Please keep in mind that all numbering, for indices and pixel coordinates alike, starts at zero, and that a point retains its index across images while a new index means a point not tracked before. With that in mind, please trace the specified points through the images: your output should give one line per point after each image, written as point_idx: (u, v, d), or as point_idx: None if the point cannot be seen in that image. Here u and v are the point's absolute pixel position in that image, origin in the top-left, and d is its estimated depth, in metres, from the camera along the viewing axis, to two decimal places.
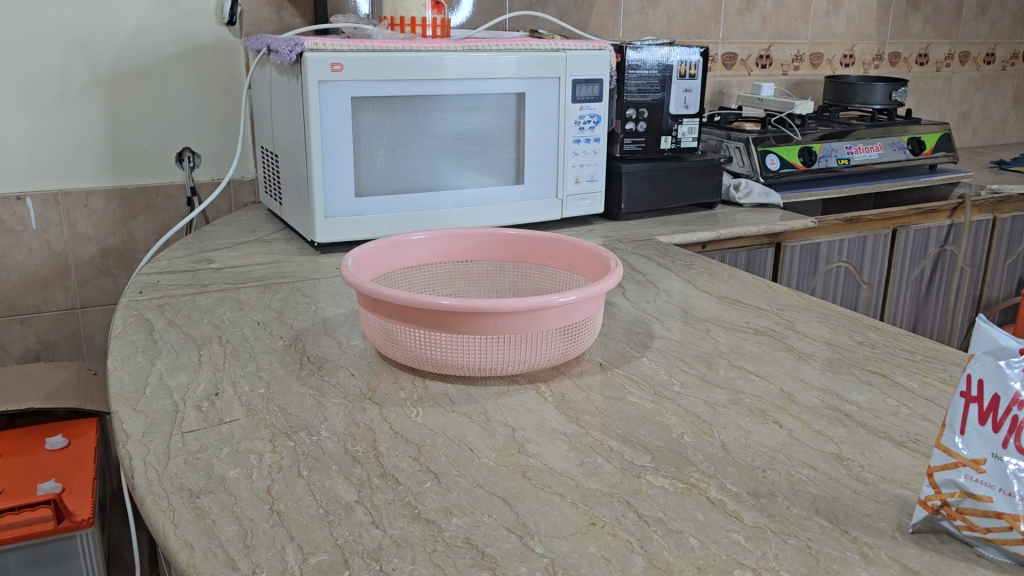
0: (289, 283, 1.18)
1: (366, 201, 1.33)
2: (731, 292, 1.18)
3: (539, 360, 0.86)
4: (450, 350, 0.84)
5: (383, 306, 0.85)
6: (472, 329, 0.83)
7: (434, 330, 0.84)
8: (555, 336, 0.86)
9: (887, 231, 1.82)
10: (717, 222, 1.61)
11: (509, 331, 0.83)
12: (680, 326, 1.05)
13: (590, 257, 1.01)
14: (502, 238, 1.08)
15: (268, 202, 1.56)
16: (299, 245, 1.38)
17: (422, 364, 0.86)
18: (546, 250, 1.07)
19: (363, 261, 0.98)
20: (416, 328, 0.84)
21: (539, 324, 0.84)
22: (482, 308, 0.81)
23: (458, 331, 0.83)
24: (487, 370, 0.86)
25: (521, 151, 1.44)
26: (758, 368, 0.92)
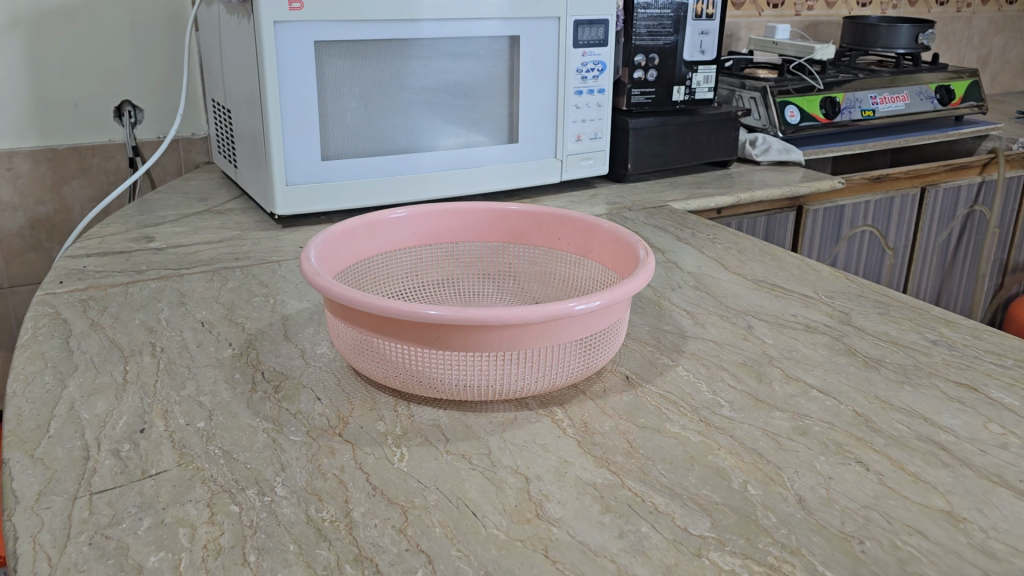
0: (243, 268, 0.99)
1: (335, 165, 1.13)
2: (767, 273, 1.00)
3: (553, 380, 0.68)
4: (444, 369, 0.66)
5: (356, 314, 0.66)
6: (471, 344, 0.65)
7: (422, 346, 0.65)
8: (574, 348, 0.68)
9: (914, 190, 1.66)
10: (734, 185, 1.43)
11: (517, 347, 0.65)
12: (714, 321, 0.87)
13: (609, 240, 0.83)
14: (500, 215, 0.90)
15: (222, 163, 1.36)
16: (257, 218, 1.18)
17: (408, 386, 0.68)
18: (553, 228, 0.88)
19: (330, 247, 0.79)
20: (399, 343, 0.66)
21: (556, 336, 0.66)
22: (485, 319, 0.62)
23: (453, 347, 0.65)
24: (490, 394, 0.68)
25: (515, 104, 1.24)
26: (820, 381, 0.75)
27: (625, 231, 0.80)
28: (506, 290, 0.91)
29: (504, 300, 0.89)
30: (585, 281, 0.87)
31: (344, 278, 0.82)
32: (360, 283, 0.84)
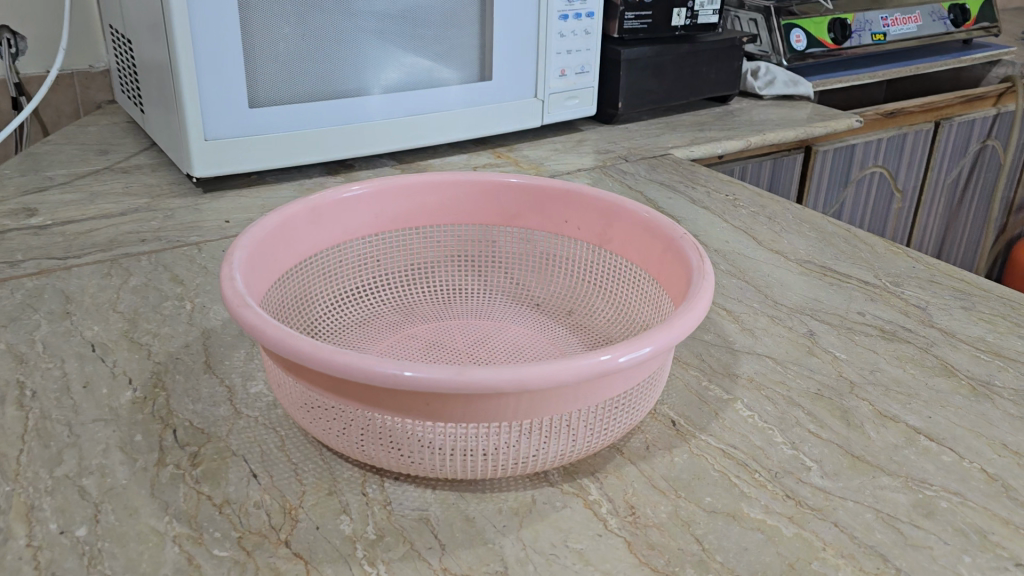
0: (152, 256, 0.76)
1: (267, 113, 0.90)
2: (811, 250, 0.82)
3: (583, 446, 0.49)
4: (433, 441, 0.47)
5: (303, 368, 0.46)
6: (473, 413, 0.45)
7: (402, 414, 0.46)
8: (614, 401, 0.49)
9: (928, 125, 1.47)
10: (739, 125, 1.23)
11: (537, 413, 0.46)
12: (765, 326, 0.68)
13: (635, 227, 0.64)
14: (487, 189, 0.69)
15: (127, 105, 1.10)
16: (171, 178, 0.94)
17: (382, 460, 0.49)
18: (557, 207, 0.69)
19: (264, 247, 0.58)
20: (369, 409, 0.46)
21: (591, 394, 0.47)
22: (497, 387, 0.42)
23: (447, 417, 0.45)
24: (498, 470, 0.48)
25: (488, 32, 1.01)
26: (926, 422, 0.58)
27: (661, 219, 0.61)
28: (494, 284, 0.72)
29: (495, 300, 0.70)
30: (599, 277, 0.68)
31: (282, 285, 0.62)
32: (304, 287, 0.64)
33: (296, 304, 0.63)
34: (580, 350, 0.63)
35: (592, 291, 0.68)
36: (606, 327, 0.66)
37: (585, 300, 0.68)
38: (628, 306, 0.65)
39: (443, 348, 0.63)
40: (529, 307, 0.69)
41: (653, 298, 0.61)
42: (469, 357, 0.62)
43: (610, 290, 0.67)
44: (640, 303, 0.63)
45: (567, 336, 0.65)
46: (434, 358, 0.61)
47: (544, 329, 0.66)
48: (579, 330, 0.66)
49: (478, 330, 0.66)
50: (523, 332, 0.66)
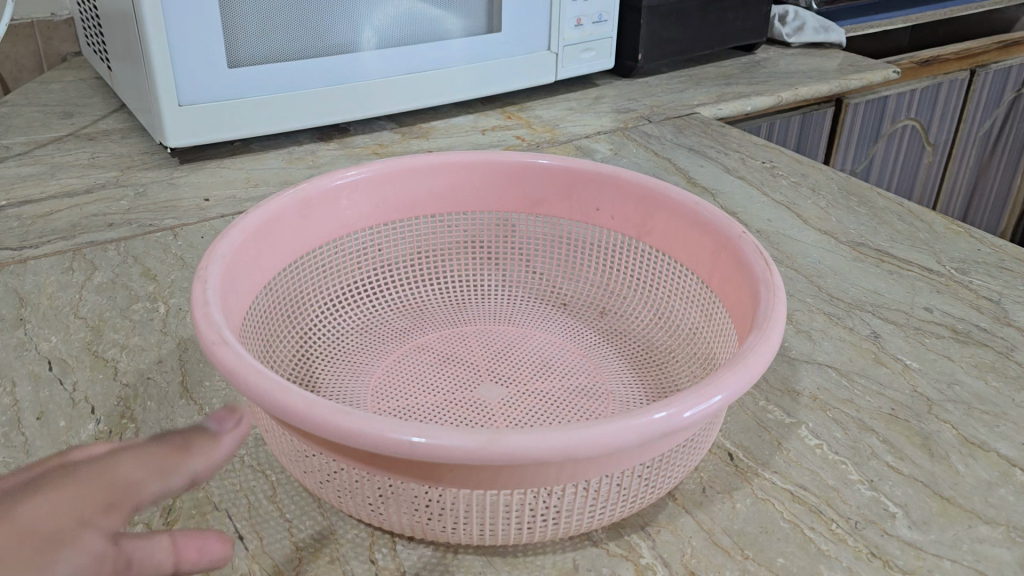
0: (120, 244, 0.67)
1: (250, 75, 0.80)
2: (864, 231, 0.73)
3: (634, 500, 0.42)
4: (460, 506, 0.39)
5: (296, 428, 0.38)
6: (509, 479, 0.37)
7: (421, 480, 0.37)
8: (674, 450, 0.41)
9: (963, 73, 1.37)
10: (767, 78, 1.12)
11: (587, 475, 0.38)
12: (823, 327, 0.60)
13: (677, 218, 0.60)
14: (505, 173, 0.66)
15: (95, 62, 0.99)
16: (143, 147, 0.84)
17: (393, 522, 0.41)
18: (588, 194, 0.65)
19: (247, 251, 0.54)
20: (381, 472, 0.38)
21: (648, 450, 0.39)
22: (537, 458, 0.34)
23: (476, 484, 0.37)
24: (538, 533, 0.41)
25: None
26: (1019, 451, 0.49)
27: (709, 210, 0.57)
28: (511, 279, 0.69)
29: (515, 297, 0.68)
30: (632, 276, 0.65)
31: (273, 287, 0.58)
32: (299, 284, 0.61)
33: (291, 304, 0.60)
34: (609, 358, 0.61)
35: (625, 290, 0.66)
36: (639, 331, 0.64)
37: (617, 300, 0.66)
38: (665, 308, 0.63)
39: (459, 358, 0.60)
40: (554, 307, 0.67)
41: (697, 298, 0.58)
42: (490, 371, 0.59)
43: (644, 288, 0.64)
44: (682, 306, 0.61)
45: (595, 341, 0.63)
46: (450, 370, 0.59)
47: (570, 333, 0.64)
48: (608, 336, 0.64)
49: (500, 335, 0.63)
50: (548, 338, 0.63)
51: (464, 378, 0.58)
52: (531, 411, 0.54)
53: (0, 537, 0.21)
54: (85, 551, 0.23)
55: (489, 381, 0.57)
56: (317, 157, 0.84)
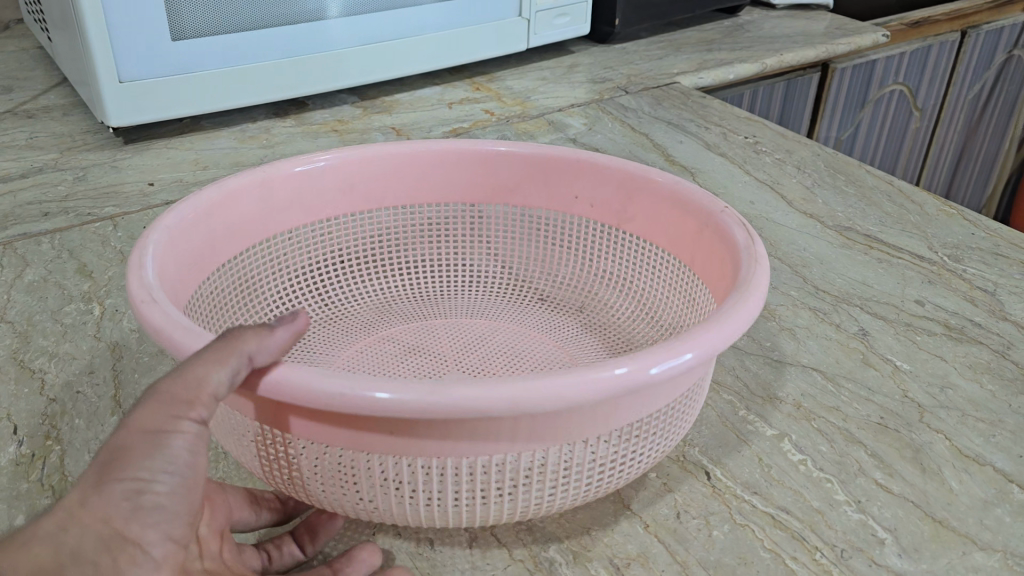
0: (54, 236, 0.62)
1: (197, 50, 0.74)
2: (852, 213, 0.69)
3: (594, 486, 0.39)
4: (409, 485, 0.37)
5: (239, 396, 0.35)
6: (460, 435, 0.35)
7: (366, 437, 0.35)
8: (648, 418, 0.39)
9: (954, 35, 1.32)
10: (751, 43, 1.07)
11: (546, 433, 0.35)
12: (809, 324, 0.56)
13: (660, 204, 0.56)
14: (477, 158, 0.61)
15: (37, 31, 0.94)
16: (87, 126, 0.79)
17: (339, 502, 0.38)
18: (566, 180, 0.61)
19: (194, 230, 0.49)
20: (322, 433, 0.35)
21: (610, 411, 0.36)
22: (486, 407, 0.31)
23: (423, 438, 0.35)
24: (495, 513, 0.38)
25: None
26: (1016, 464, 0.46)
27: (690, 189, 0.53)
28: (480, 271, 0.65)
29: (484, 292, 0.64)
30: (610, 268, 0.61)
31: (220, 276, 0.52)
32: (252, 271, 0.56)
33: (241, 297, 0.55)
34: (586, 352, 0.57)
35: (601, 282, 0.62)
36: (616, 325, 0.60)
37: (595, 293, 0.62)
38: (643, 302, 0.59)
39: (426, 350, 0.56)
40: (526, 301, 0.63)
41: (679, 288, 0.55)
42: (457, 363, 0.55)
43: (621, 279, 0.60)
44: (663, 296, 0.57)
45: (570, 335, 0.59)
46: (415, 361, 0.55)
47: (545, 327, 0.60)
48: (585, 330, 0.60)
49: (469, 328, 0.59)
50: (521, 332, 0.59)
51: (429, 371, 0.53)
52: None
53: (128, 437, 0.30)
54: (187, 435, 0.31)
55: (456, 372, 0.54)
56: (272, 135, 0.79)
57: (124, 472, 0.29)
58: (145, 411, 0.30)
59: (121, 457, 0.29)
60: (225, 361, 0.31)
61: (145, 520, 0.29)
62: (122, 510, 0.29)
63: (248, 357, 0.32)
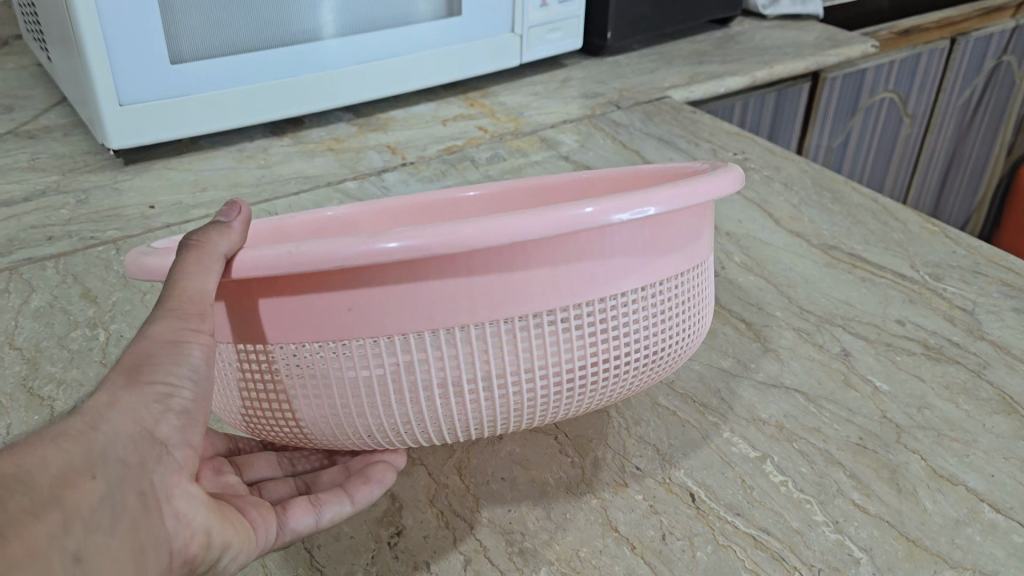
0: (59, 260, 0.64)
1: (195, 72, 0.76)
2: (837, 231, 0.71)
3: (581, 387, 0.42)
4: (379, 377, 0.39)
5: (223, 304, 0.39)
6: (450, 292, 0.38)
7: (363, 312, 0.38)
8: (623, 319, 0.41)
9: (945, 43, 1.33)
10: (741, 55, 1.09)
11: (528, 291, 0.39)
12: (792, 345, 0.58)
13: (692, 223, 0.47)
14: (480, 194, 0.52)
15: (38, 50, 0.95)
16: (89, 147, 0.81)
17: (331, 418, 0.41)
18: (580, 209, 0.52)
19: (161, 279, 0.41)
20: (320, 317, 0.38)
21: (586, 274, 0.40)
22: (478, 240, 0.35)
23: (415, 304, 0.38)
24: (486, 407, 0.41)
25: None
26: (988, 484, 0.47)
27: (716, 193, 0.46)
28: None
29: None
30: None
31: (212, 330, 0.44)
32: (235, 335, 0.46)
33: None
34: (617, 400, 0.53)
35: None
36: None
37: None
38: None
39: None
40: None
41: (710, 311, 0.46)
42: None
43: None
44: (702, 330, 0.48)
45: None
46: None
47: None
48: None
49: None
50: None
51: None
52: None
53: (151, 347, 0.36)
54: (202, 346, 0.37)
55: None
56: (269, 154, 0.81)
57: (152, 376, 0.36)
58: (161, 326, 0.36)
59: (147, 365, 0.36)
60: (213, 268, 0.36)
61: (173, 417, 0.36)
62: (153, 409, 0.35)
63: (223, 259, 0.37)
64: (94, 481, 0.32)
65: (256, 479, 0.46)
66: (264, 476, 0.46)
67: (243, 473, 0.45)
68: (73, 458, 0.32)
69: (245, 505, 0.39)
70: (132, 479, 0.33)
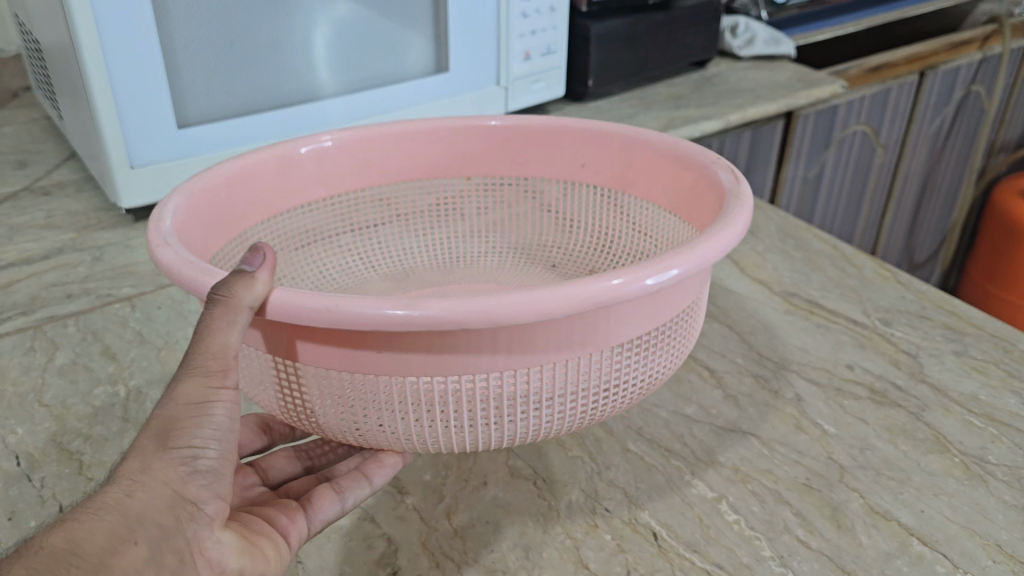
0: (79, 318, 0.70)
1: (200, 136, 0.82)
2: (796, 277, 0.77)
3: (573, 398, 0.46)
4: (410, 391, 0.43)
5: (269, 327, 0.42)
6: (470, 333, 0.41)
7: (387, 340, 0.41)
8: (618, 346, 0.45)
9: (914, 76, 1.39)
10: (717, 97, 1.15)
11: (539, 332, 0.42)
12: (750, 392, 0.64)
13: (656, 162, 0.63)
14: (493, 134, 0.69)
15: (48, 105, 1.01)
16: (101, 204, 0.87)
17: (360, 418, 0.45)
18: (572, 151, 0.68)
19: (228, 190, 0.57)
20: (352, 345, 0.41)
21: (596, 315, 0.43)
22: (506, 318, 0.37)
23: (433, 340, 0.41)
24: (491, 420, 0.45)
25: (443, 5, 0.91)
26: (918, 518, 0.53)
27: (688, 146, 0.60)
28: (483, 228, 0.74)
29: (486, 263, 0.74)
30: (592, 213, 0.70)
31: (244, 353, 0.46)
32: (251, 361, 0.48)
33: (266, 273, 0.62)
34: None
35: (600, 240, 0.71)
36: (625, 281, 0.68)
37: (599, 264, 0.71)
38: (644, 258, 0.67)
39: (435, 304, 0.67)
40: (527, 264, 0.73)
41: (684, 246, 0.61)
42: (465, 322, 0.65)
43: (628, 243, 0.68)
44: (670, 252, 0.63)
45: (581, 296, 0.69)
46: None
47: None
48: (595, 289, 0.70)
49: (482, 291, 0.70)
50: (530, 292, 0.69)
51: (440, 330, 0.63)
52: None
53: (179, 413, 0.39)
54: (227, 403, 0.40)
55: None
56: None
57: (179, 442, 0.38)
58: (185, 388, 0.39)
59: (174, 428, 0.38)
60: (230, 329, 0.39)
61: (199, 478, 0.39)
62: (180, 473, 0.38)
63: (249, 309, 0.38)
64: (137, 546, 0.36)
65: (282, 476, 0.53)
66: (288, 474, 0.53)
67: (269, 476, 0.53)
68: (116, 527, 0.35)
69: (277, 512, 0.46)
70: (165, 542, 0.37)
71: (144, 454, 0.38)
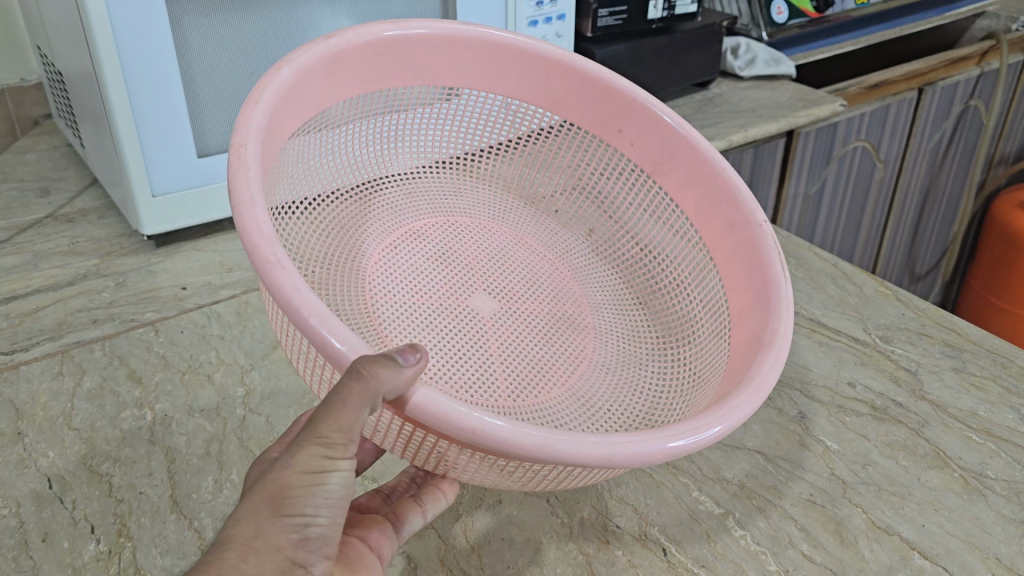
0: (104, 343, 0.72)
1: (217, 163, 0.84)
2: (799, 296, 0.79)
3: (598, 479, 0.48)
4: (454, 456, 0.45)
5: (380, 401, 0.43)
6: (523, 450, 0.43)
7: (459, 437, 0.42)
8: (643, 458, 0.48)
9: (913, 93, 1.41)
10: (719, 118, 1.17)
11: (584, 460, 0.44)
12: (756, 411, 0.66)
13: (698, 169, 0.67)
14: (544, 66, 0.70)
15: (68, 133, 1.04)
16: (122, 230, 0.89)
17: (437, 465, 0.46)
18: (614, 110, 0.71)
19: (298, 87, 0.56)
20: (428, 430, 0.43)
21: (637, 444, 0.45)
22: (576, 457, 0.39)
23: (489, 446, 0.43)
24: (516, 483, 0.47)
25: None
26: (919, 533, 0.55)
27: (737, 185, 0.64)
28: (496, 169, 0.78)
29: (484, 191, 0.78)
30: (602, 190, 0.75)
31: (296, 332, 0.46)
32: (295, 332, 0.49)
33: (312, 167, 0.65)
34: (592, 287, 0.73)
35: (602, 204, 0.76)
36: (623, 258, 0.75)
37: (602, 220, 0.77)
38: (656, 247, 0.72)
39: (452, 259, 0.71)
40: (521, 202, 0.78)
41: (698, 263, 0.68)
42: (483, 283, 0.69)
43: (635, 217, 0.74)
44: (681, 257, 0.70)
45: (581, 262, 0.75)
46: (445, 271, 0.69)
47: (559, 245, 0.76)
48: (592, 254, 0.76)
49: (493, 239, 0.74)
50: (539, 253, 0.75)
51: (457, 286, 0.69)
52: (517, 332, 0.66)
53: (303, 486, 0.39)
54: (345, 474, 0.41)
55: (482, 290, 0.69)
56: None
57: (292, 509, 0.39)
58: (304, 457, 0.39)
59: (286, 495, 0.39)
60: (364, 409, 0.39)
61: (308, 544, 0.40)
62: (291, 539, 0.39)
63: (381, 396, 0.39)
64: None
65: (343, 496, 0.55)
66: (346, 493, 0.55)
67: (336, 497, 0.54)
68: None
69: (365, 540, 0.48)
70: None
71: (258, 518, 0.39)
